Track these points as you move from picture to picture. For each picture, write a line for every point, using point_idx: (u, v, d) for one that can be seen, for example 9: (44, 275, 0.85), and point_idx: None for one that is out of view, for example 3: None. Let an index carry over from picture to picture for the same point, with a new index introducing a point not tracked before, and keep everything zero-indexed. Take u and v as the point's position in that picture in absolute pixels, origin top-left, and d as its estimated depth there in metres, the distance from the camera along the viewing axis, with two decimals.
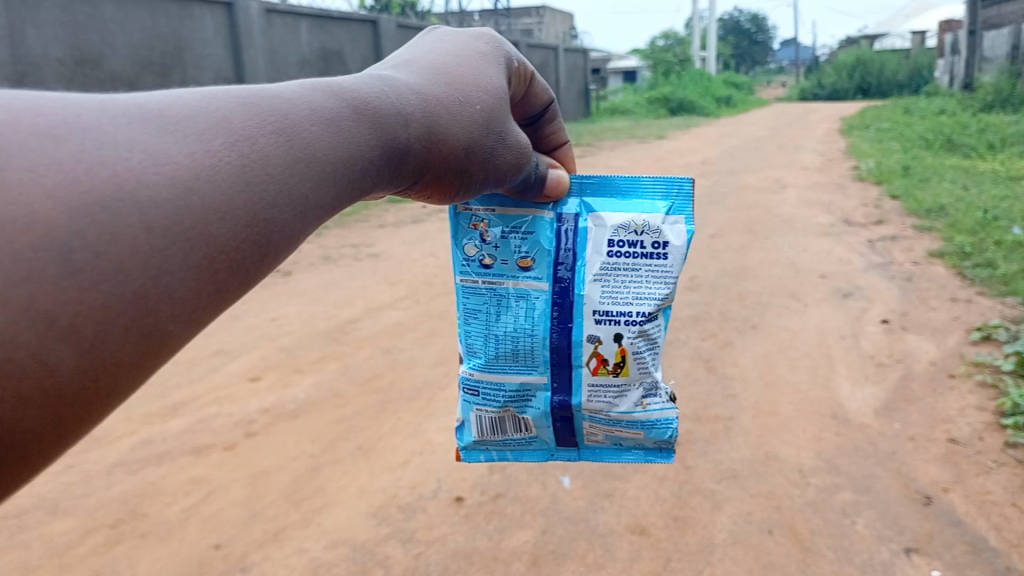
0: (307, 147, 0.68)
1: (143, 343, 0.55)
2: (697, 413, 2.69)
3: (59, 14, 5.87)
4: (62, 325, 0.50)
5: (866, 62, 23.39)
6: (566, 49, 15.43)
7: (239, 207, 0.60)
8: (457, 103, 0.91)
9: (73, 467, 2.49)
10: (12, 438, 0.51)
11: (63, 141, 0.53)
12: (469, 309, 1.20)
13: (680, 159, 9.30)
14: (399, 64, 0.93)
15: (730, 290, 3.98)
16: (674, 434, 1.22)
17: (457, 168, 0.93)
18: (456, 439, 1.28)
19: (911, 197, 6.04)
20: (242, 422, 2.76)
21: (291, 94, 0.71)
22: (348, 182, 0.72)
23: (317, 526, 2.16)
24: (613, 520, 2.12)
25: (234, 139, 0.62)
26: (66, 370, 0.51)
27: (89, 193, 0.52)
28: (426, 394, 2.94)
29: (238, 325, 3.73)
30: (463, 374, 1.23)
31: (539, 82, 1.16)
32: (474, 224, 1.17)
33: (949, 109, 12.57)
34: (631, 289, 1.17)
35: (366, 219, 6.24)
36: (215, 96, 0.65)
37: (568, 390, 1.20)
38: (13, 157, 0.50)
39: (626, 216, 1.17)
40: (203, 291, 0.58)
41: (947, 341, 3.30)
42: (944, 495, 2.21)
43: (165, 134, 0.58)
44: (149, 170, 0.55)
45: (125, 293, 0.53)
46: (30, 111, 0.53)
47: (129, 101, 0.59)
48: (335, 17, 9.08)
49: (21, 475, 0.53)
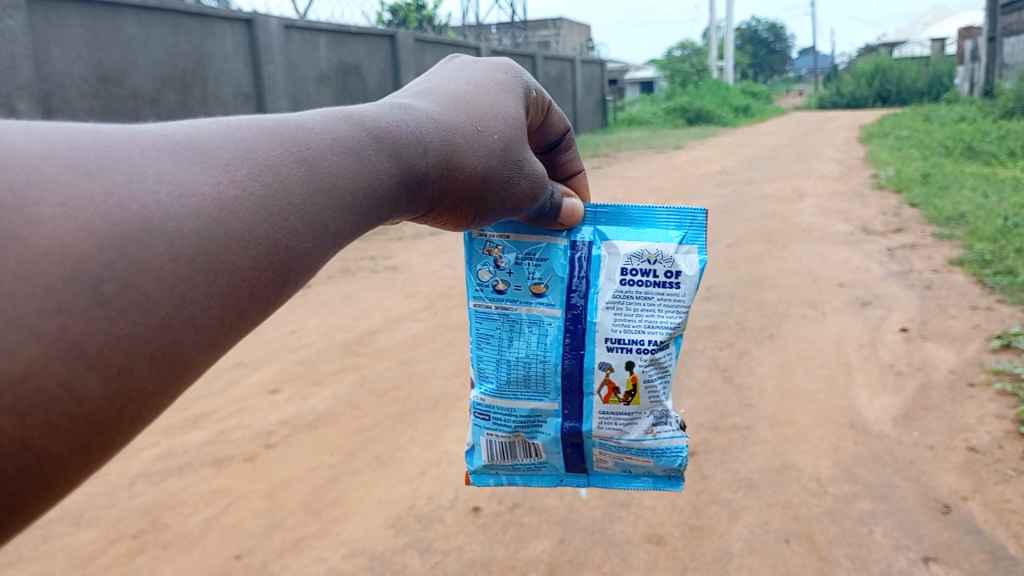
0: (328, 176, 0.70)
1: (167, 371, 0.56)
2: (714, 423, 2.69)
3: (83, 34, 5.96)
4: (90, 355, 0.52)
5: (885, 70, 23.27)
6: (582, 62, 15.45)
7: (262, 235, 0.62)
8: (475, 132, 0.93)
9: (97, 479, 2.53)
10: (41, 464, 0.52)
11: (95, 174, 0.55)
12: (481, 334, 1.22)
13: (698, 169, 9.29)
14: (419, 93, 0.95)
15: (748, 299, 3.98)
16: (684, 462, 1.23)
17: (474, 195, 0.95)
18: (466, 463, 1.29)
19: (930, 205, 6.01)
20: (262, 434, 2.79)
21: (314, 124, 0.73)
22: (367, 210, 0.74)
23: (335, 536, 2.18)
24: (630, 529, 2.12)
25: (257, 170, 0.64)
26: (93, 398, 0.53)
27: (118, 225, 0.54)
28: (443, 405, 2.96)
29: (258, 338, 3.77)
30: (474, 399, 1.24)
31: (556, 111, 1.18)
32: (488, 249, 1.19)
33: (969, 116, 12.49)
34: (643, 317, 1.18)
35: (384, 232, 6.28)
36: (241, 127, 0.67)
37: (579, 417, 1.21)
38: (46, 191, 0.52)
39: (639, 244, 1.18)
40: (226, 318, 0.60)
41: (966, 349, 3.28)
42: (963, 504, 2.20)
43: (192, 165, 0.60)
44: (176, 202, 0.57)
45: (152, 322, 0.55)
46: (64, 145, 0.56)
47: (157, 133, 0.61)
48: (353, 32, 9.18)
49: (49, 499, 0.54)
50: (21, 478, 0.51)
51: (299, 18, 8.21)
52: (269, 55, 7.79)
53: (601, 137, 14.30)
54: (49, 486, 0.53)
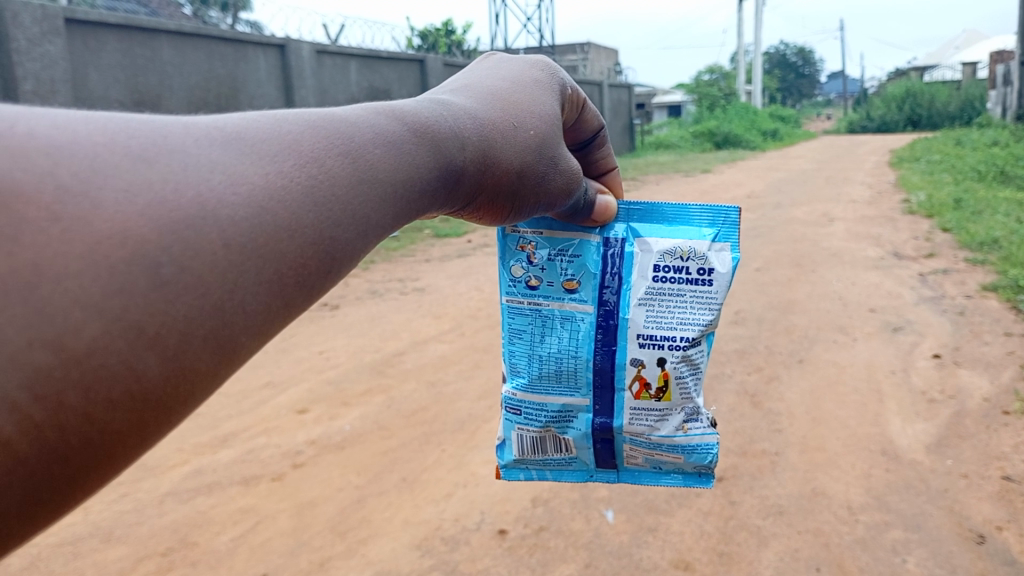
0: (370, 169, 0.71)
1: (218, 353, 0.58)
2: (742, 447, 2.67)
3: (120, 58, 6.09)
4: (149, 335, 0.53)
5: (916, 94, 23.12)
6: (610, 86, 15.51)
7: (308, 225, 0.64)
8: (512, 128, 0.95)
9: (126, 496, 2.56)
10: (101, 438, 0.53)
11: (153, 162, 0.56)
12: (514, 328, 1.22)
13: (726, 193, 9.26)
14: (456, 89, 0.97)
15: (777, 323, 3.95)
16: (714, 460, 1.23)
17: (510, 191, 0.96)
18: (497, 457, 1.30)
19: (963, 230, 5.96)
20: (290, 453, 2.81)
21: (356, 118, 0.74)
22: (406, 203, 0.75)
23: (362, 557, 2.18)
24: (657, 555, 2.10)
25: (304, 161, 0.65)
26: (151, 376, 0.54)
27: (175, 211, 0.55)
28: (470, 427, 2.97)
29: (287, 358, 3.80)
30: (506, 393, 1.25)
31: (591, 109, 1.20)
32: (522, 245, 1.20)
33: (1003, 141, 12.38)
34: (675, 314, 1.19)
35: (412, 254, 6.31)
36: (287, 120, 0.68)
37: (609, 412, 1.21)
38: (109, 177, 0.53)
39: (671, 241, 1.18)
40: (273, 304, 0.61)
41: (1001, 376, 3.23)
42: (998, 534, 2.16)
43: (242, 156, 0.62)
44: (228, 191, 0.59)
45: (205, 305, 0.56)
46: (123, 133, 0.57)
47: (209, 125, 0.63)
48: (384, 57, 9.31)
49: (103, 478, 0.55)
50: (84, 452, 0.52)
51: (330, 43, 8.36)
52: (301, 80, 7.94)
53: (628, 160, 14.33)
54: (107, 460, 0.54)
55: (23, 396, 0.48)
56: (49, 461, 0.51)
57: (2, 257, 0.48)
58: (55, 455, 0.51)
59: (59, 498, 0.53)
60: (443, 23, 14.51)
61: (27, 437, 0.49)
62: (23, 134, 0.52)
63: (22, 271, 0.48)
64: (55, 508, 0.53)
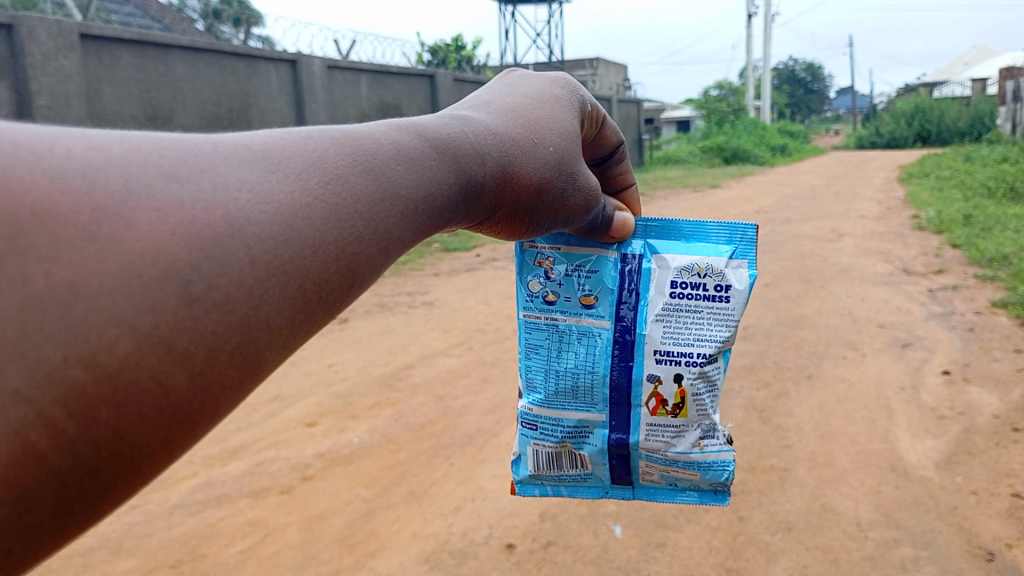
0: (393, 185, 0.73)
1: (243, 367, 0.59)
2: (751, 463, 2.67)
3: (134, 73, 6.15)
4: (178, 351, 0.54)
5: (926, 110, 23.12)
6: (618, 101, 15.59)
7: (332, 241, 0.65)
8: (532, 144, 0.96)
9: (136, 508, 2.57)
10: (131, 452, 0.54)
11: (183, 181, 0.58)
12: (530, 343, 1.24)
13: (735, 209, 9.27)
14: (478, 106, 0.98)
15: (785, 338, 3.95)
16: (731, 476, 1.24)
17: (528, 206, 0.98)
18: (513, 472, 1.31)
19: (973, 246, 5.95)
20: (299, 466, 2.82)
21: (380, 135, 0.76)
22: (427, 218, 0.76)
23: (370, 570, 2.19)
24: (665, 570, 2.10)
25: (328, 179, 0.67)
26: (179, 391, 0.55)
27: (204, 230, 0.56)
28: (478, 441, 2.97)
29: (295, 371, 3.82)
30: (523, 408, 1.26)
31: (609, 126, 1.21)
32: (539, 261, 1.22)
33: (1013, 158, 12.36)
34: (692, 330, 1.19)
35: (421, 268, 6.34)
36: (313, 138, 0.70)
37: (626, 428, 1.22)
38: (142, 198, 0.55)
39: (688, 258, 1.20)
40: (296, 319, 0.62)
41: (1011, 394, 3.22)
42: (1008, 551, 2.14)
43: (269, 174, 0.63)
44: (256, 209, 0.60)
45: (231, 321, 0.58)
46: (155, 153, 0.58)
47: (237, 143, 0.65)
48: (394, 73, 9.38)
49: (129, 492, 0.56)
50: (114, 465, 0.53)
51: (342, 58, 8.44)
52: (312, 96, 8.03)
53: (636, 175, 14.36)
54: (137, 472, 0.55)
55: (57, 411, 0.50)
56: (80, 474, 0.52)
57: (41, 274, 0.49)
58: (85, 467, 0.52)
59: (89, 509, 0.54)
60: (454, 38, 14.60)
61: (60, 452, 0.51)
62: (59, 155, 0.54)
63: (60, 288, 0.50)
64: (86, 521, 0.54)
